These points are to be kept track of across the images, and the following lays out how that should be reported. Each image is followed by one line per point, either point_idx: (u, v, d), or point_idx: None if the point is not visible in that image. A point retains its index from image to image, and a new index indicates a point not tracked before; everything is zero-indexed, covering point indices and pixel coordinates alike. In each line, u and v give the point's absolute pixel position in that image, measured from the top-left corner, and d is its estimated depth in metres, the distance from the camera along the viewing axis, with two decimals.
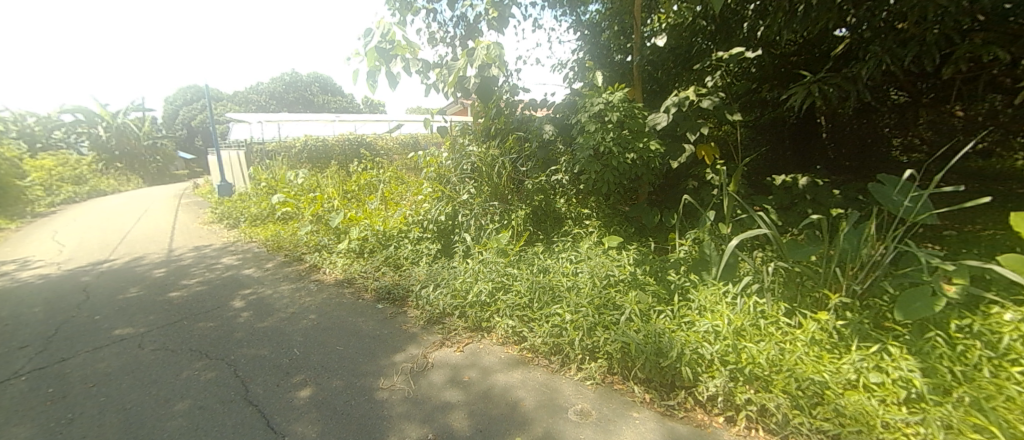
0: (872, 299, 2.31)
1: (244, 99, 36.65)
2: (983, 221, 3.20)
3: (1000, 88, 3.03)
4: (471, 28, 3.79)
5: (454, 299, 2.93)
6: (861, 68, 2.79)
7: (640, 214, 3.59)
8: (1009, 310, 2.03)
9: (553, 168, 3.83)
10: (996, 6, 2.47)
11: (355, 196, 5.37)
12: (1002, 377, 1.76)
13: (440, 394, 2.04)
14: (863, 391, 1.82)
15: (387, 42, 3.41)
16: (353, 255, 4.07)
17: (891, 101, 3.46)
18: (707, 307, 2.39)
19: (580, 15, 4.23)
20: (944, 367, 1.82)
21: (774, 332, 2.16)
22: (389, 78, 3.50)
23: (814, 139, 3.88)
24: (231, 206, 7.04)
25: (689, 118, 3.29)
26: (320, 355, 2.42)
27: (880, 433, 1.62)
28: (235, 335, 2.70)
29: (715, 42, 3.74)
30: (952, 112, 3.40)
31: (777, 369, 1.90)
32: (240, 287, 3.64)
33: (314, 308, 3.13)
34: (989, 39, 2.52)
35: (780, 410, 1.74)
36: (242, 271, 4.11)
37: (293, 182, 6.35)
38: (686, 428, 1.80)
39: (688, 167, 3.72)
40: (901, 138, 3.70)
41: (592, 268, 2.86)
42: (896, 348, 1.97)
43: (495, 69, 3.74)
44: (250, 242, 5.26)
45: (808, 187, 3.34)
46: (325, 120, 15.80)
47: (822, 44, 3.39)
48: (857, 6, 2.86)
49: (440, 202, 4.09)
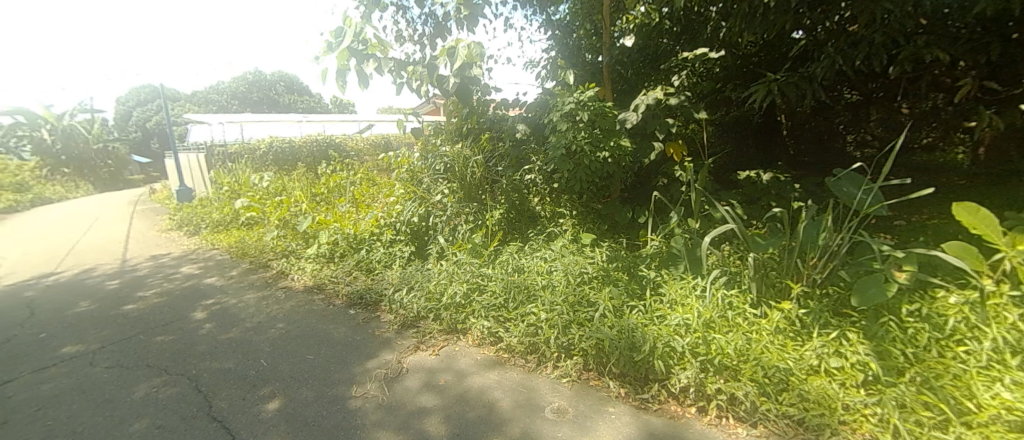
0: (831, 287, 2.42)
1: (204, 99, 35.05)
2: (929, 210, 3.40)
3: (941, 87, 3.18)
4: (441, 26, 3.74)
5: (429, 302, 2.89)
6: (816, 68, 2.94)
7: (613, 212, 3.64)
8: (954, 293, 2.18)
9: (526, 168, 3.84)
10: (936, 10, 2.64)
11: (325, 198, 5.20)
12: (949, 356, 1.89)
13: (416, 400, 2.01)
14: (825, 376, 1.91)
15: (359, 41, 3.32)
16: (323, 260, 3.95)
17: (845, 99, 3.63)
18: (678, 301, 2.45)
19: (551, 15, 4.15)
20: (897, 350, 1.94)
21: (741, 322, 2.23)
22: (361, 77, 3.41)
23: (774, 136, 4.06)
24: (191, 211, 6.72)
25: (658, 116, 3.37)
26: (289, 365, 2.33)
27: (841, 416, 1.71)
28: (197, 348, 2.57)
29: (680, 42, 3.88)
30: (900, 110, 3.49)
31: (745, 358, 1.97)
32: (202, 297, 3.48)
33: (282, 316, 3.02)
34: (931, 41, 2.69)
35: (748, 398, 1.80)
36: (204, 280, 3.93)
37: (258, 185, 6.10)
38: (661, 420, 1.84)
39: (658, 164, 3.80)
40: (856, 134, 3.83)
41: (566, 266, 2.87)
42: (853, 333, 2.07)
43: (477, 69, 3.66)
44: (212, 250, 5.03)
45: (771, 182, 3.48)
46: (292, 120, 15.33)
47: (781, 46, 3.53)
48: (811, 9, 2.98)
49: (413, 203, 4.00)
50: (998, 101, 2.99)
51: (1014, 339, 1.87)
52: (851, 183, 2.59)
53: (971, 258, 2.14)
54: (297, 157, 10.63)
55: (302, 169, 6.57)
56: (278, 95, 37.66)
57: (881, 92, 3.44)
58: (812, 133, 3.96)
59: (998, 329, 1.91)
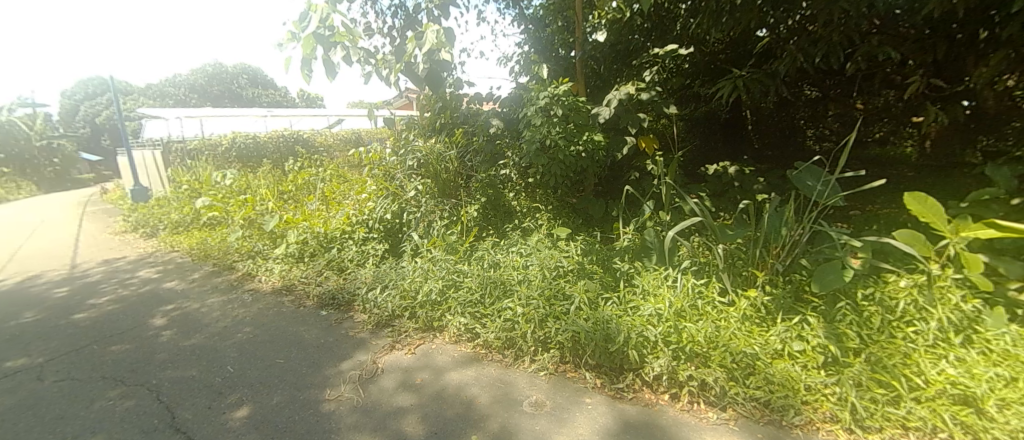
0: (793, 274, 2.54)
1: (159, 93, 33.16)
2: (882, 200, 3.60)
3: (892, 84, 3.35)
4: (411, 18, 3.67)
5: (404, 301, 2.85)
6: (780, 65, 3.06)
7: (587, 206, 3.69)
8: (903, 277, 2.32)
9: (500, 163, 3.81)
10: (889, 10, 2.77)
11: (293, 196, 5.03)
12: (900, 336, 2.02)
13: (391, 400, 1.98)
14: (788, 359, 2.00)
15: (324, 28, 3.16)
16: (292, 260, 3.83)
17: (805, 95, 3.78)
18: (650, 291, 2.51)
19: (523, 9, 4.20)
20: (854, 332, 2.05)
21: (710, 310, 2.30)
22: (328, 67, 3.29)
23: (740, 131, 4.20)
24: (147, 212, 6.36)
25: (630, 111, 3.44)
26: (258, 370, 2.25)
27: (804, 396, 1.79)
28: (157, 356, 2.45)
29: (651, 38, 3.92)
30: (855, 106, 3.66)
31: (714, 345, 2.04)
32: (162, 302, 3.30)
33: (249, 320, 2.91)
34: (884, 41, 2.83)
35: (717, 383, 1.87)
36: (163, 284, 3.73)
37: (219, 183, 5.82)
38: (636, 408, 1.88)
39: (630, 158, 3.87)
40: (815, 129, 4.00)
41: (541, 260, 2.89)
42: (813, 318, 2.17)
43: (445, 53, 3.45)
44: (172, 252, 4.79)
45: (737, 175, 3.60)
46: (256, 115, 14.75)
47: (747, 44, 3.62)
48: (774, 8, 3.07)
49: (386, 199, 3.94)
50: (943, 98, 3.18)
51: (956, 319, 2.02)
52: (811, 175, 2.72)
53: (919, 244, 2.29)
54: (262, 152, 10.25)
55: (268, 166, 6.32)
56: (240, 89, 36.09)
57: (838, 89, 3.60)
58: (775, 128, 4.09)
59: (942, 310, 2.06)
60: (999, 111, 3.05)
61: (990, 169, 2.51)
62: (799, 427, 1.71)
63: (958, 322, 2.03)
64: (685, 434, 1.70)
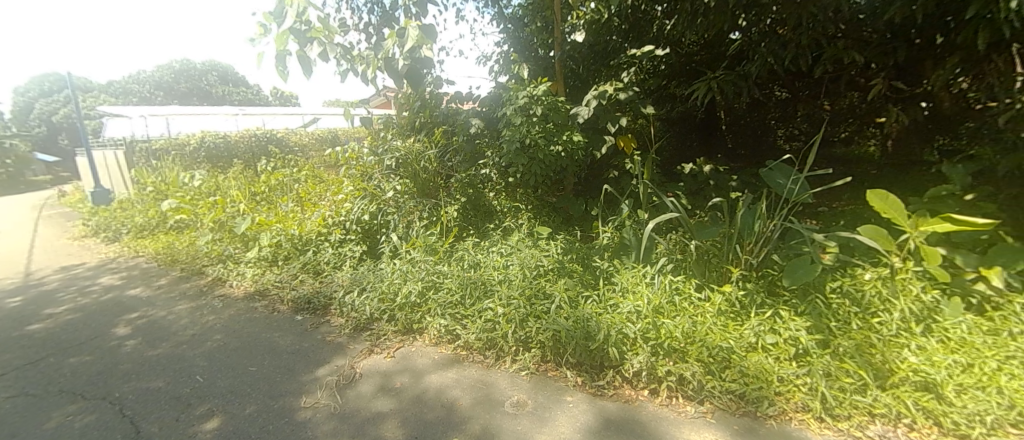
0: (766, 269, 2.61)
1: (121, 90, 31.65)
2: (848, 196, 3.74)
3: (857, 86, 3.48)
4: (387, 15, 3.60)
5: (382, 303, 2.80)
6: (751, 67, 3.16)
7: (567, 205, 3.71)
8: (869, 270, 2.42)
9: (480, 163, 3.78)
10: (854, 15, 2.87)
11: (265, 197, 4.88)
12: (866, 327, 2.10)
13: (370, 405, 1.94)
14: (762, 351, 2.05)
15: (301, 22, 3.07)
16: (266, 264, 3.71)
17: (776, 96, 3.89)
18: (629, 288, 2.53)
19: (502, 8, 4.19)
20: (824, 324, 2.12)
21: (687, 306, 2.35)
22: (304, 64, 3.18)
23: (715, 131, 4.29)
24: (109, 215, 6.07)
25: (608, 111, 3.49)
26: (229, 380, 2.17)
27: (777, 387, 1.84)
28: (120, 367, 2.34)
29: (628, 39, 3.97)
30: (822, 107, 3.78)
31: (691, 340, 2.08)
32: (125, 310, 3.15)
33: (220, 327, 2.81)
34: (848, 45, 2.94)
35: (695, 377, 1.90)
36: (127, 291, 3.56)
37: (187, 185, 5.60)
38: (616, 405, 1.90)
39: (609, 158, 3.90)
40: (785, 129, 4.12)
41: (521, 260, 2.89)
42: (785, 311, 2.24)
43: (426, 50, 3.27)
44: (136, 257, 4.58)
45: (711, 173, 3.68)
46: (227, 113, 14.27)
47: (720, 46, 3.70)
48: (746, 11, 3.14)
49: (363, 200, 3.87)
50: (903, 99, 3.32)
51: (916, 309, 2.13)
52: (782, 174, 2.80)
53: (882, 239, 2.39)
54: (233, 152, 9.93)
55: (239, 166, 6.11)
56: (210, 86, 34.85)
57: (807, 91, 3.73)
58: (747, 128, 4.20)
59: (904, 301, 2.16)
60: (954, 112, 3.20)
61: (946, 167, 2.65)
62: (773, 418, 1.76)
63: (918, 313, 2.13)
64: (664, 429, 1.73)
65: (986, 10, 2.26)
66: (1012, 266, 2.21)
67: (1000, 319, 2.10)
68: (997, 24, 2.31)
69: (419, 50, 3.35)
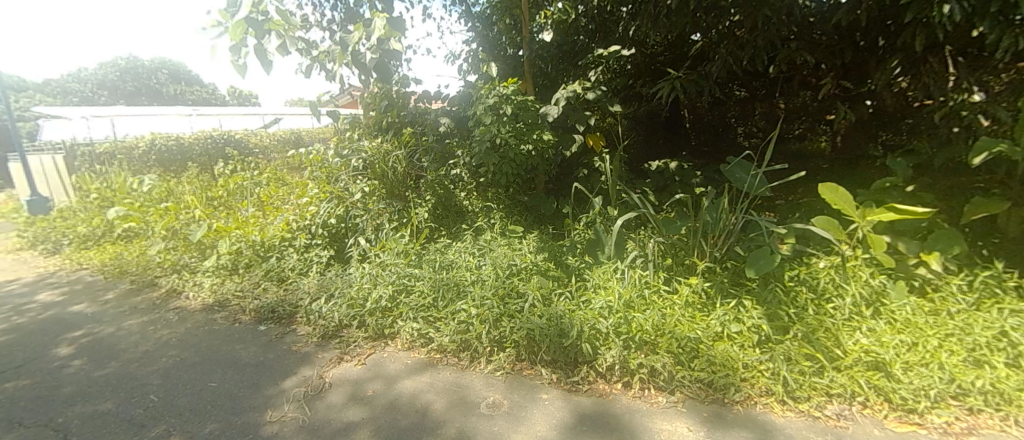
0: (729, 261, 2.71)
1: (59, 88, 29.36)
2: (802, 189, 3.93)
3: (809, 86, 3.66)
4: (351, 13, 3.49)
5: (352, 309, 2.71)
6: (712, 67, 3.26)
7: (539, 203, 3.73)
8: (823, 259, 2.56)
9: (451, 162, 3.77)
10: (805, 18, 3.01)
11: (224, 203, 4.65)
12: (821, 312, 2.22)
13: (341, 415, 1.88)
14: (727, 340, 2.12)
15: (258, 12, 2.88)
16: (225, 273, 3.53)
17: (735, 95, 4.03)
18: (600, 284, 2.57)
19: (470, 6, 4.19)
20: (783, 311, 2.23)
21: (656, 300, 2.40)
22: (262, 60, 3.01)
23: (679, 129, 4.45)
24: (47, 226, 5.61)
25: (577, 111, 3.52)
26: (187, 397, 2.06)
27: (742, 374, 1.91)
28: (63, 390, 2.17)
29: (595, 39, 4.03)
30: (778, 105, 3.95)
31: (661, 332, 2.13)
32: (68, 329, 2.92)
33: (176, 342, 2.66)
34: (800, 46, 3.07)
35: (666, 368, 1.95)
36: (70, 308, 3.30)
37: (136, 191, 5.27)
38: (590, 399, 1.93)
39: (579, 156, 3.95)
40: (744, 127, 4.30)
41: (494, 260, 2.88)
42: (747, 300, 2.33)
43: (394, 43, 3.24)
44: (80, 270, 4.26)
45: (676, 170, 3.79)
46: (179, 113, 13.50)
47: (683, 47, 3.80)
48: (706, 13, 3.20)
49: (329, 203, 3.73)
50: (851, 98, 3.51)
51: (866, 294, 2.27)
52: (742, 169, 2.92)
53: (833, 229, 2.53)
54: (187, 155, 9.42)
55: (194, 170, 5.80)
56: (160, 85, 32.90)
57: (763, 90, 3.89)
58: (709, 126, 4.36)
59: (855, 287, 2.30)
60: (896, 109, 3.41)
61: (890, 160, 2.82)
62: (739, 403, 1.83)
63: (868, 297, 2.27)
64: (637, 420, 1.76)
65: (921, 14, 2.42)
66: (948, 251, 2.37)
67: (939, 299, 2.27)
68: (932, 28, 2.47)
69: (387, 43, 3.27)
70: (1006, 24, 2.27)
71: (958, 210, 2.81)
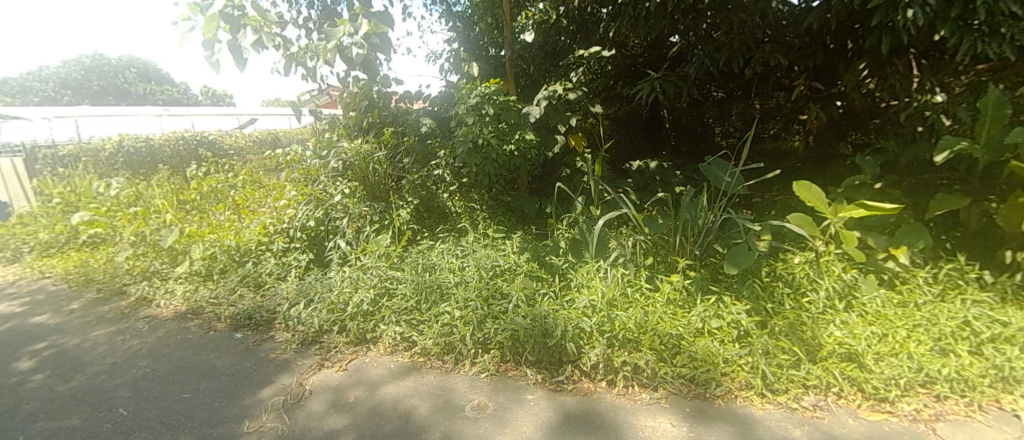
0: (709, 258, 2.76)
1: (17, 87, 27.92)
2: (778, 187, 4.03)
3: (783, 86, 3.75)
4: (329, 11, 3.43)
5: (332, 314, 2.66)
6: (690, 68, 3.32)
7: (522, 203, 3.73)
8: (798, 254, 2.63)
9: (433, 163, 3.78)
10: (778, 21, 3.09)
11: (197, 206, 4.49)
12: (797, 307, 2.29)
13: (322, 423, 1.84)
14: (708, 335, 2.16)
15: (233, 7, 2.81)
16: (199, 279, 3.42)
17: (712, 96, 4.11)
18: (584, 283, 2.58)
19: (451, 6, 4.18)
20: (761, 306, 2.29)
21: (638, 297, 2.43)
22: (236, 56, 2.93)
23: (658, 129, 4.53)
24: (5, 233, 5.31)
25: (558, 111, 3.54)
26: (159, 410, 1.98)
27: (722, 368, 1.95)
28: (23, 406, 2.06)
29: (576, 40, 4.05)
30: (753, 106, 4.04)
31: (643, 330, 2.15)
32: (29, 341, 2.78)
33: (147, 352, 2.56)
34: (774, 49, 3.15)
35: (648, 365, 1.98)
36: (31, 319, 3.14)
37: (103, 195, 5.05)
38: (575, 398, 1.93)
39: (561, 156, 3.97)
40: (721, 127, 4.39)
41: (477, 260, 2.87)
42: (727, 296, 2.39)
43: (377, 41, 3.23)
44: (42, 279, 4.06)
45: (656, 169, 3.85)
46: (149, 113, 13.00)
47: (662, 48, 3.85)
48: (684, 16, 3.24)
49: (307, 205, 3.64)
50: (823, 99, 3.62)
51: (839, 288, 2.34)
52: (720, 168, 2.98)
53: (807, 226, 2.61)
54: (157, 157, 9.06)
55: (165, 172, 5.59)
56: (128, 84, 31.64)
57: (739, 91, 3.97)
58: (686, 126, 4.48)
59: (828, 281, 2.38)
60: (865, 109, 3.52)
61: (859, 159, 2.92)
62: (720, 397, 1.86)
63: (840, 291, 2.35)
64: (621, 418, 1.78)
65: (887, 19, 2.51)
66: (915, 245, 2.47)
67: (907, 291, 2.36)
68: (897, 31, 2.56)
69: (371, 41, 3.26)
70: (965, 28, 2.38)
71: (923, 206, 2.92)
